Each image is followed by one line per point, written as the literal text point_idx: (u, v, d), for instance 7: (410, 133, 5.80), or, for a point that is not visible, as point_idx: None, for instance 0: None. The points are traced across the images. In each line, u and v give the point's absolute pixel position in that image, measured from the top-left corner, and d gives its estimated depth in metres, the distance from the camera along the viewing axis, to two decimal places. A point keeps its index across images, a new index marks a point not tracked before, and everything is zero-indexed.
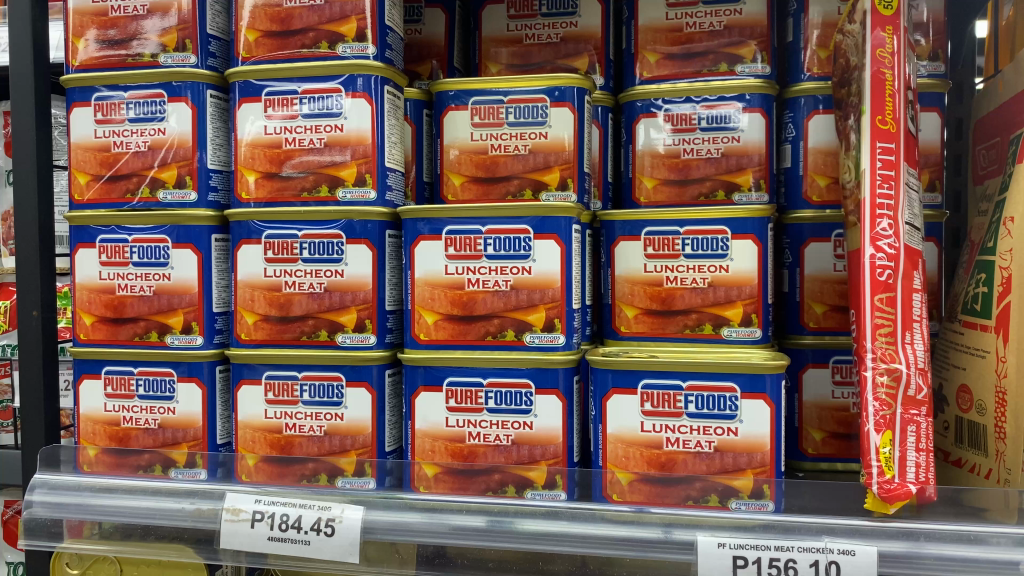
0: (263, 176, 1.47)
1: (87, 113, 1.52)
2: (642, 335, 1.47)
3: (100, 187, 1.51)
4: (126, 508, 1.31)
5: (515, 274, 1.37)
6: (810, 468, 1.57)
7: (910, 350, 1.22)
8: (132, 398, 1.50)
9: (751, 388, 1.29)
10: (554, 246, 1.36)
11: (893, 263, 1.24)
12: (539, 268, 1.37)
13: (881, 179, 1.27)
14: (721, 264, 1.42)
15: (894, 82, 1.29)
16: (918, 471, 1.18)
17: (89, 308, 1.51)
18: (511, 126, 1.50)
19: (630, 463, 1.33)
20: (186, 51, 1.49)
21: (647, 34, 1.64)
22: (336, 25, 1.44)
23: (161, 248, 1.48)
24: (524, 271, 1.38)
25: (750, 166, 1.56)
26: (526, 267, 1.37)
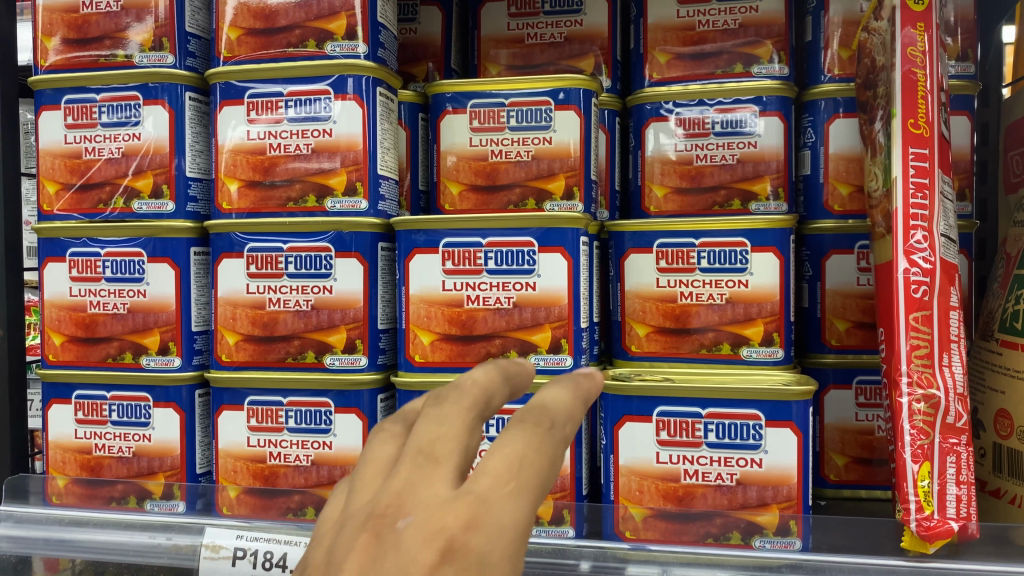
0: (246, 185, 1.36)
1: (57, 117, 1.42)
2: (655, 355, 1.36)
3: (71, 197, 1.41)
4: (97, 544, 1.20)
5: (518, 290, 1.27)
6: (832, 496, 1.47)
7: (948, 373, 1.13)
8: (104, 425, 1.40)
9: (776, 415, 1.18)
10: (561, 260, 1.26)
11: (930, 279, 1.15)
12: (545, 284, 1.26)
13: (914, 188, 1.17)
14: (740, 279, 1.32)
15: (926, 82, 1.18)
16: (959, 506, 1.10)
17: (59, 327, 1.41)
18: (512, 130, 1.40)
19: (644, 497, 1.22)
20: (163, 50, 1.39)
21: (657, 33, 1.54)
22: (324, 22, 1.34)
23: (135, 262, 1.38)
24: (527, 287, 1.27)
25: (768, 173, 1.46)
26: (530, 283, 1.27)
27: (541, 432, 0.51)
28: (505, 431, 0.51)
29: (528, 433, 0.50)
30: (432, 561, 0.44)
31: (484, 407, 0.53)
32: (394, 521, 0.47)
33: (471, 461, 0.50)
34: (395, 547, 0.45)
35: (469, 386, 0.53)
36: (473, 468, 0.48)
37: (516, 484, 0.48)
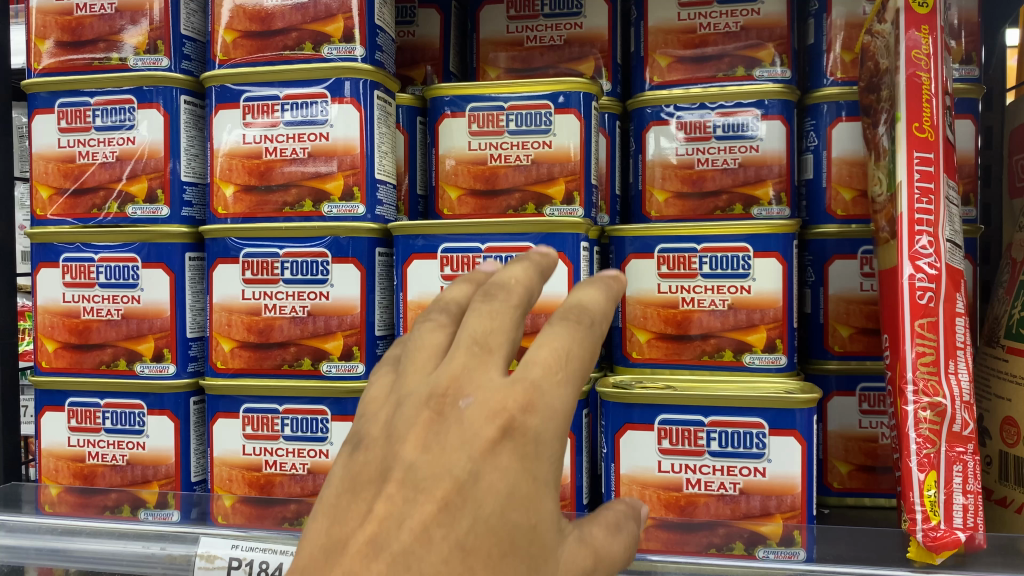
0: (242, 189, 1.34)
1: (50, 121, 1.40)
2: (656, 362, 1.35)
3: (64, 202, 1.40)
4: (89, 553, 1.17)
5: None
6: (836, 504, 1.45)
7: (954, 381, 1.12)
8: (98, 432, 1.38)
9: (779, 424, 1.17)
10: (561, 266, 1.24)
11: (935, 285, 1.13)
12: (545, 290, 1.25)
13: (919, 193, 1.15)
14: (743, 285, 1.30)
15: (930, 85, 1.17)
16: (966, 516, 1.08)
17: (52, 333, 1.40)
18: (511, 134, 1.38)
19: (646, 507, 1.20)
20: (158, 53, 1.37)
21: (657, 36, 1.53)
22: (321, 24, 1.32)
23: (130, 268, 1.37)
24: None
25: (770, 177, 1.45)
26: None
27: (583, 328, 0.57)
28: (551, 325, 0.57)
29: (573, 330, 0.56)
30: (493, 437, 0.52)
31: (527, 300, 0.58)
32: (454, 398, 0.54)
33: (518, 347, 0.57)
34: (458, 424, 0.53)
35: (513, 284, 0.59)
36: (523, 358, 0.55)
37: (564, 375, 0.54)
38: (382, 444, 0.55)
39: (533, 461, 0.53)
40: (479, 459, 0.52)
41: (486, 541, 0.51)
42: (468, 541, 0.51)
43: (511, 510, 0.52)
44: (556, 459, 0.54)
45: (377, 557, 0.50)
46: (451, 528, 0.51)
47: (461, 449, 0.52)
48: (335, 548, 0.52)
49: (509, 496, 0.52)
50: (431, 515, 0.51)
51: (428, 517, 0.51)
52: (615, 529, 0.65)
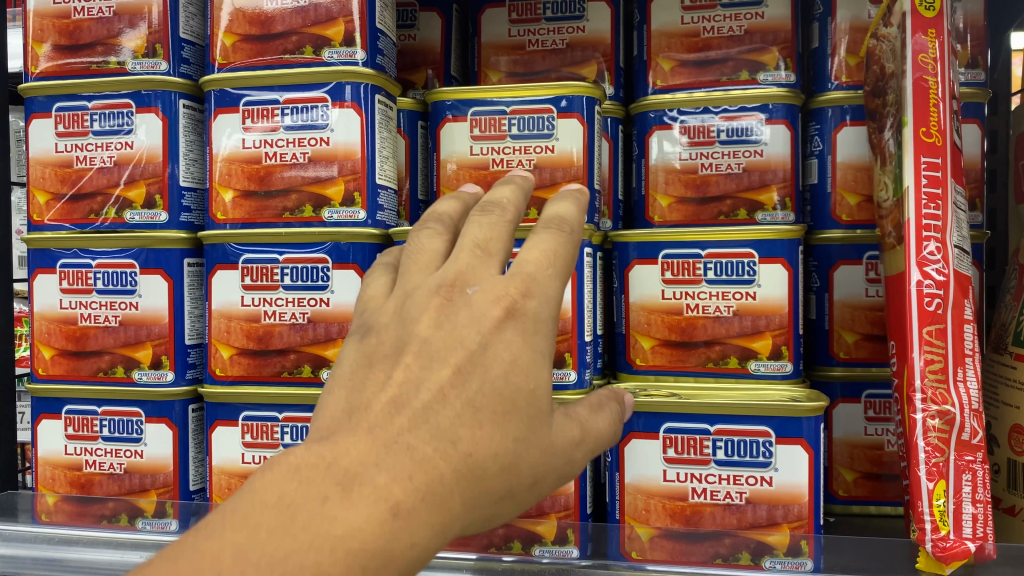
0: (241, 194, 1.33)
1: (47, 125, 1.39)
2: (660, 369, 1.33)
3: (61, 207, 1.38)
4: (86, 563, 1.15)
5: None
6: (841, 512, 1.43)
7: (962, 389, 1.10)
8: (95, 440, 1.36)
9: (786, 432, 1.15)
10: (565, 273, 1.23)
11: (943, 291, 1.11)
12: None
13: (927, 198, 1.13)
14: (748, 291, 1.29)
15: (937, 90, 1.15)
16: (975, 526, 1.07)
17: (49, 340, 1.38)
18: (514, 139, 1.37)
19: (651, 517, 1.18)
20: (157, 57, 1.35)
21: (660, 40, 1.51)
22: (322, 28, 1.31)
23: (128, 274, 1.35)
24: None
25: (774, 182, 1.43)
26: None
27: (565, 235, 0.66)
28: (536, 232, 0.66)
29: (557, 235, 0.66)
30: (498, 318, 0.61)
31: (516, 215, 0.68)
32: (461, 286, 0.63)
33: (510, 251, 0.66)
34: (468, 307, 0.61)
35: (505, 203, 0.68)
36: (516, 259, 0.64)
37: (552, 271, 0.64)
38: (397, 324, 0.63)
39: (531, 336, 0.62)
40: (489, 333, 0.61)
41: (495, 399, 0.60)
42: (477, 400, 0.60)
43: (514, 375, 0.61)
44: (551, 337, 0.63)
45: (400, 412, 0.59)
46: (463, 388, 0.60)
47: (472, 324, 0.61)
48: (358, 408, 0.60)
49: (514, 363, 0.61)
50: (448, 379, 0.60)
51: (446, 379, 0.60)
52: (599, 408, 0.75)
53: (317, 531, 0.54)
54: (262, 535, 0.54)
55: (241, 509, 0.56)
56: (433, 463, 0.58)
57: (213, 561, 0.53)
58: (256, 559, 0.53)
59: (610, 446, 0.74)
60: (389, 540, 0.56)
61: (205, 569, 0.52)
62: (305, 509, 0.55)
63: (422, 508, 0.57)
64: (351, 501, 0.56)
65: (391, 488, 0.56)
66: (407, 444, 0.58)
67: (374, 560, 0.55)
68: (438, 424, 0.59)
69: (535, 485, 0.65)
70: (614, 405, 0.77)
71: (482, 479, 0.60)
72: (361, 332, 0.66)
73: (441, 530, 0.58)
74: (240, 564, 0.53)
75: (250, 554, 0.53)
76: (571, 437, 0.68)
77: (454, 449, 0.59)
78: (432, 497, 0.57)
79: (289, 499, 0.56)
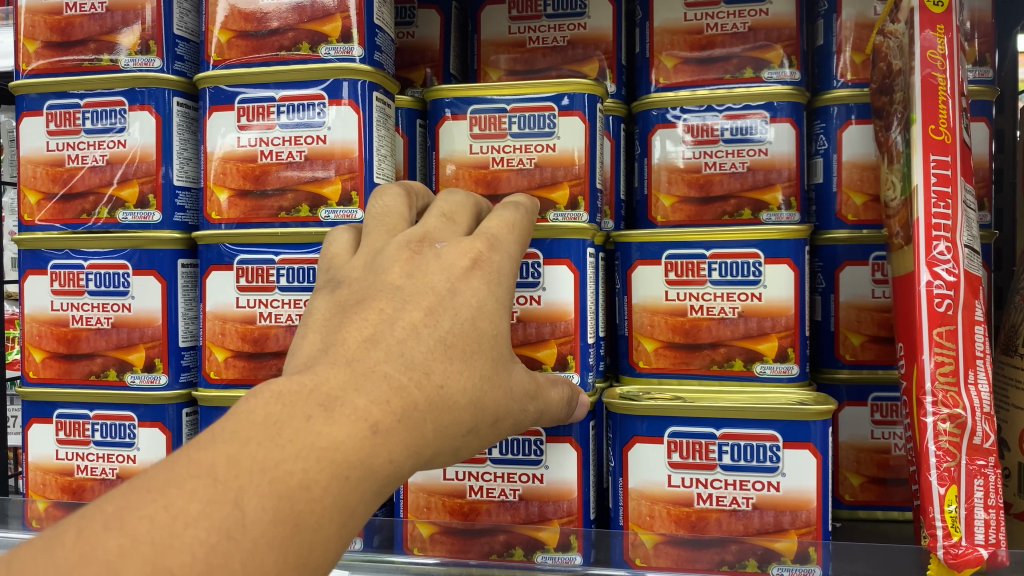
0: (237, 194, 1.30)
1: (39, 124, 1.36)
2: (664, 371, 1.31)
3: (52, 207, 1.35)
4: None
5: (521, 304, 1.21)
6: (847, 517, 1.41)
7: (975, 392, 1.07)
8: (87, 445, 1.34)
9: (794, 436, 1.13)
10: (567, 273, 1.21)
11: (954, 292, 1.08)
12: (550, 297, 1.21)
13: (936, 197, 1.10)
14: (754, 292, 1.26)
15: (947, 87, 1.12)
16: (988, 532, 1.03)
17: (40, 343, 1.35)
18: (515, 137, 1.34)
19: (655, 524, 1.16)
20: (150, 54, 1.33)
21: (663, 37, 1.49)
22: (318, 24, 1.28)
23: (120, 275, 1.32)
24: (531, 301, 1.21)
25: (779, 181, 1.41)
26: (535, 296, 1.21)
27: (515, 211, 0.87)
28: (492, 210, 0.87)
29: (511, 211, 0.87)
30: (465, 266, 0.74)
31: (472, 203, 0.89)
32: (429, 242, 0.76)
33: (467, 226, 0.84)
34: (437, 258, 0.74)
35: (463, 194, 0.89)
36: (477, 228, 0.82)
37: (509, 237, 0.82)
38: (369, 275, 0.74)
39: (494, 286, 0.75)
40: (459, 277, 0.73)
41: (462, 338, 0.70)
42: (448, 338, 0.69)
43: (481, 318, 0.72)
44: (508, 292, 0.77)
45: (377, 346, 0.66)
46: (435, 327, 0.69)
47: (443, 271, 0.73)
48: (334, 344, 0.68)
49: (480, 308, 0.72)
50: (421, 317, 0.69)
51: (419, 317, 0.69)
52: (553, 384, 0.99)
53: (305, 443, 0.59)
54: (253, 446, 0.58)
55: (233, 428, 0.60)
56: (408, 390, 0.65)
57: (208, 467, 0.57)
58: (249, 466, 0.57)
59: (554, 412, 0.96)
60: (370, 454, 0.62)
61: (201, 475, 0.56)
62: (291, 424, 0.60)
63: (398, 429, 0.64)
64: (333, 418, 0.61)
65: (371, 409, 0.63)
66: (383, 372, 0.65)
67: (356, 471, 0.61)
68: (413, 357, 0.66)
69: (490, 423, 0.75)
70: (566, 387, 1.04)
71: (452, 410, 0.68)
72: (333, 286, 0.78)
73: (414, 452, 0.65)
74: (236, 470, 0.57)
75: (243, 461, 0.57)
76: (515, 389, 0.80)
77: (427, 380, 0.67)
78: (407, 420, 0.64)
79: (276, 417, 0.61)
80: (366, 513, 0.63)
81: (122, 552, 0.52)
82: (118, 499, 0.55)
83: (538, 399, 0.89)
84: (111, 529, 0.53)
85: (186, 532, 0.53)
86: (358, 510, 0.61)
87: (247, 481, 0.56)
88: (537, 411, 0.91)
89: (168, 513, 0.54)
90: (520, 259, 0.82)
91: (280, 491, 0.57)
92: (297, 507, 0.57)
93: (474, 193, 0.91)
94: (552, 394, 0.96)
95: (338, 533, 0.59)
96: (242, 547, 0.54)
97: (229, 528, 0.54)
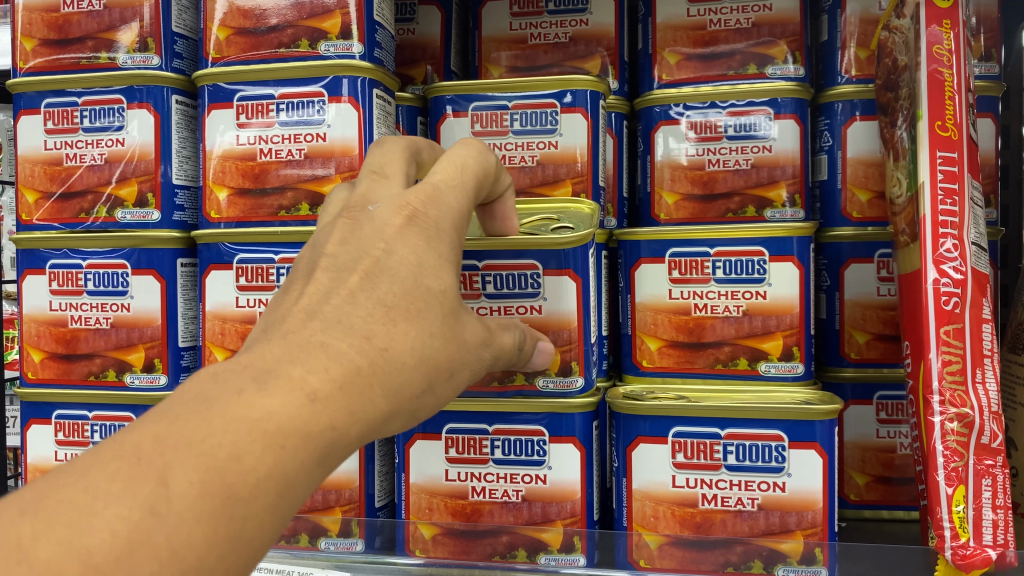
0: (236, 192, 1.29)
1: (36, 122, 1.35)
2: (667, 370, 1.30)
3: (51, 206, 1.34)
4: None
5: (522, 314, 1.19)
6: (853, 517, 1.40)
7: (982, 391, 1.06)
8: (87, 447, 1.33)
9: (799, 436, 1.12)
10: (569, 283, 1.18)
11: (961, 290, 1.07)
12: (550, 308, 1.19)
13: (943, 194, 1.09)
14: (758, 290, 1.25)
15: (953, 82, 1.11)
16: (996, 533, 1.02)
17: (38, 343, 1.34)
18: (516, 134, 1.33)
19: (660, 524, 1.15)
20: (149, 52, 1.32)
21: (666, 33, 1.48)
22: (318, 20, 1.27)
23: (119, 275, 1.32)
24: (532, 311, 1.19)
25: (783, 179, 1.40)
26: (535, 306, 1.19)
27: (461, 155, 0.83)
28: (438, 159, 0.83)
29: (455, 155, 0.83)
30: (400, 223, 0.70)
31: (409, 156, 0.86)
32: (362, 207, 0.74)
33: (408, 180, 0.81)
34: (371, 220, 0.71)
35: (399, 149, 0.86)
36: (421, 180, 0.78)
37: (451, 188, 0.78)
38: (310, 254, 0.72)
39: (435, 242, 0.70)
40: (394, 236, 0.69)
41: (404, 299, 0.65)
42: (388, 299, 0.64)
43: (424, 275, 0.68)
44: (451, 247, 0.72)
45: (313, 317, 0.62)
46: (372, 290, 0.64)
47: (376, 234, 0.69)
48: (274, 325, 0.63)
49: (419, 265, 0.68)
50: (357, 284, 0.65)
51: (355, 284, 0.64)
52: (505, 329, 0.90)
53: (234, 415, 0.53)
54: (179, 424, 0.53)
55: (162, 408, 0.55)
56: (349, 355, 0.60)
57: (132, 448, 0.51)
58: (176, 443, 0.51)
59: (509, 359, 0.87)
60: (309, 418, 0.56)
61: (124, 456, 0.51)
62: (221, 399, 0.54)
63: (340, 396, 0.58)
64: (267, 390, 0.56)
65: (307, 378, 0.57)
66: (321, 341, 0.60)
67: (292, 440, 0.55)
68: (351, 323, 0.62)
69: (444, 379, 0.70)
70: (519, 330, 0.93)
71: (401, 371, 0.63)
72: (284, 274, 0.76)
73: (361, 417, 0.60)
74: (160, 448, 0.51)
75: (168, 438, 0.52)
76: (467, 337, 0.74)
77: (368, 344, 0.61)
78: (350, 387, 0.59)
79: (208, 395, 0.55)
80: (308, 483, 0.57)
81: (32, 537, 0.46)
82: (38, 486, 0.50)
83: (490, 344, 0.81)
84: (25, 515, 0.47)
85: (106, 511, 0.48)
86: (300, 480, 0.56)
87: (173, 458, 0.51)
88: (492, 357, 0.83)
89: (87, 496, 0.48)
90: (464, 215, 0.78)
91: (207, 465, 0.51)
92: (228, 481, 0.51)
93: (408, 147, 0.87)
94: (503, 338, 0.87)
95: (275, 504, 0.54)
96: (167, 524, 0.49)
97: (153, 504, 0.49)
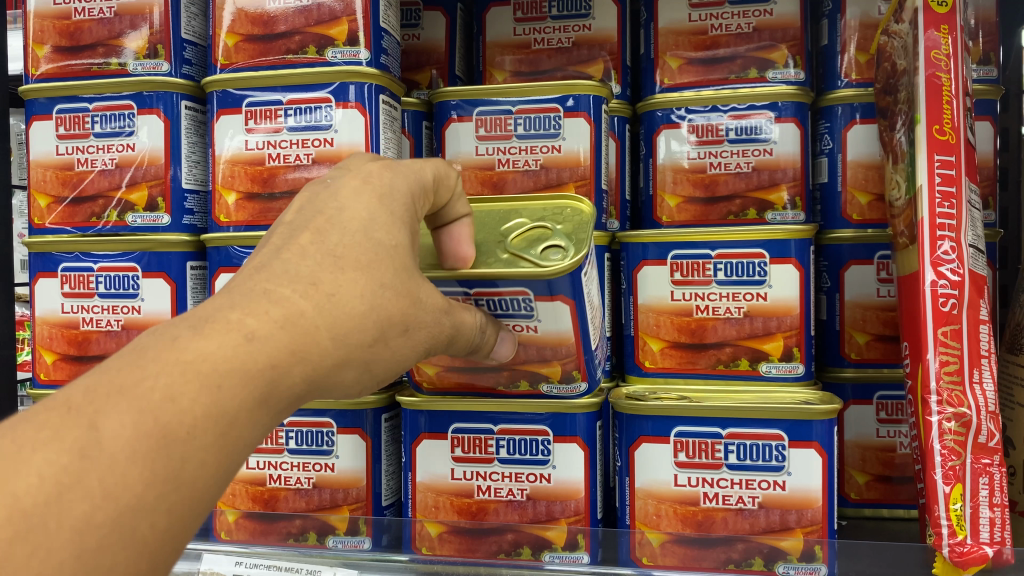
0: (244, 197, 1.31)
1: (48, 128, 1.37)
2: (670, 371, 1.32)
3: (62, 210, 1.37)
4: None
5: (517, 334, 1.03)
6: (853, 515, 1.41)
7: (979, 392, 1.08)
8: None
9: (798, 436, 1.14)
10: (565, 308, 0.99)
11: (959, 291, 1.09)
12: (546, 328, 1.02)
13: (941, 197, 1.10)
14: (759, 292, 1.27)
15: (951, 86, 1.12)
16: (993, 530, 1.03)
17: (51, 345, 1.37)
18: (520, 139, 1.35)
19: (662, 522, 1.17)
20: (158, 58, 1.34)
21: (668, 38, 1.50)
22: (325, 27, 1.29)
23: (129, 278, 1.34)
24: (528, 330, 1.03)
25: (784, 181, 1.41)
26: (530, 327, 1.02)
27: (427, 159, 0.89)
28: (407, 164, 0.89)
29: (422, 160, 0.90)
30: (356, 184, 0.73)
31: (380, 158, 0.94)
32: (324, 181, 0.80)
33: None
34: (329, 187, 0.73)
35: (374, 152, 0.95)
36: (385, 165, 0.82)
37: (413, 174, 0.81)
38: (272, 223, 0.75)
39: (386, 203, 0.73)
40: (348, 197, 0.71)
41: (353, 249, 0.67)
42: (337, 250, 0.66)
43: (373, 229, 0.70)
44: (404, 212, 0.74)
45: (261, 270, 0.64)
46: (322, 243, 0.66)
47: (332, 195, 0.71)
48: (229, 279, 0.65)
49: (370, 218, 0.70)
50: (308, 239, 0.67)
51: (307, 238, 0.66)
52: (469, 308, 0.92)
53: (168, 357, 0.56)
54: (110, 373, 0.54)
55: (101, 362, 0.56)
56: (293, 300, 0.62)
57: (64, 399, 0.53)
58: (108, 392, 0.53)
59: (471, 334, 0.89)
60: (246, 359, 0.58)
61: (55, 407, 0.52)
62: (155, 345, 0.57)
63: (280, 335, 0.61)
64: (202, 333, 0.58)
65: (246, 320, 0.59)
66: (265, 288, 0.62)
67: (231, 379, 0.57)
68: (299, 269, 0.64)
69: (398, 332, 0.71)
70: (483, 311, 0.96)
71: (351, 310, 0.65)
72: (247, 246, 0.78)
73: (303, 358, 0.62)
74: (91, 397, 0.53)
75: (101, 388, 0.53)
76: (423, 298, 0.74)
77: (315, 290, 0.63)
78: (292, 327, 0.61)
79: (143, 344, 0.58)
80: (252, 424, 0.60)
81: None
82: None
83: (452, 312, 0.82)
84: None
85: (34, 456, 0.49)
86: (240, 419, 0.58)
87: (105, 405, 0.52)
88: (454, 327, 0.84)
89: (12, 443, 0.49)
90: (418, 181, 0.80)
91: (141, 408, 0.53)
92: (162, 420, 0.53)
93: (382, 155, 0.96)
94: (468, 315, 0.89)
95: (215, 443, 0.56)
96: (100, 465, 0.50)
97: (83, 448, 0.50)
